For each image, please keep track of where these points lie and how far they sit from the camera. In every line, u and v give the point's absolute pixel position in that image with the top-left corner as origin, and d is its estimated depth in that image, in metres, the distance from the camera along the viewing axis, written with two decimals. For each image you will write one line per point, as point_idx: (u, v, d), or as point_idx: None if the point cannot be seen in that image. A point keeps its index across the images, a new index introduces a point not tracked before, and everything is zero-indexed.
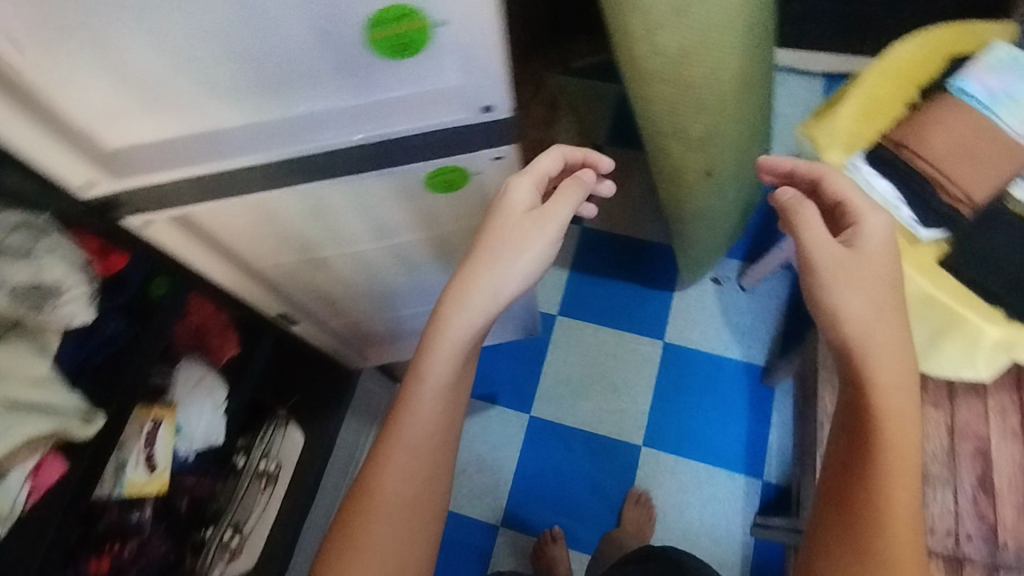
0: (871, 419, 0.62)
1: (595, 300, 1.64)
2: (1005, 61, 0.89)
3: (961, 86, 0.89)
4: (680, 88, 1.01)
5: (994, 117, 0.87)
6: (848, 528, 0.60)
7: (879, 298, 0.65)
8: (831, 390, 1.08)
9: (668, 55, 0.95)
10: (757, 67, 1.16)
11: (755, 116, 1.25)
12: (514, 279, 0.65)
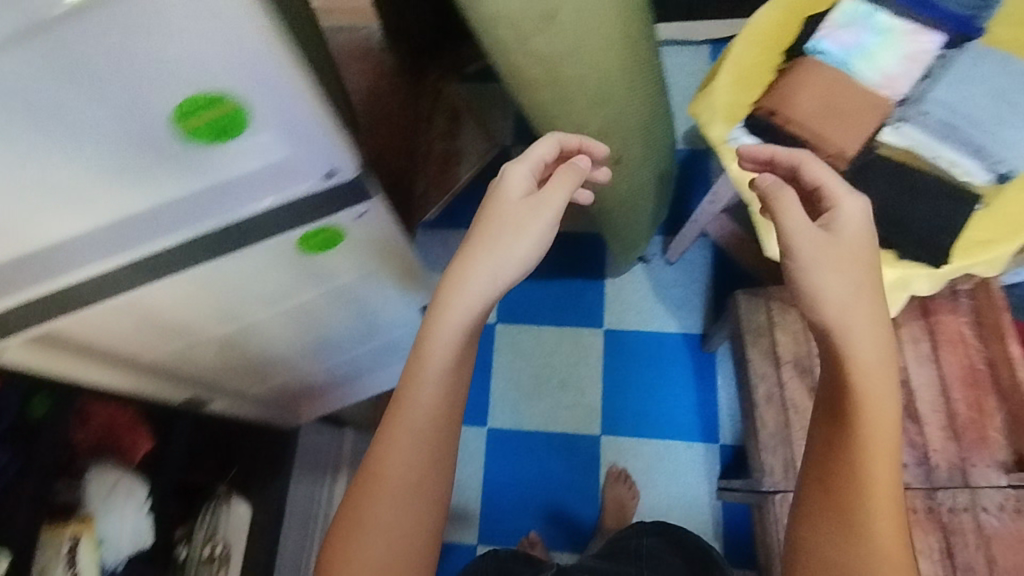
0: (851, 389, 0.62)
1: (530, 300, 1.65)
2: (852, 16, 0.93)
3: (817, 48, 0.93)
4: (565, 85, 0.99)
5: (851, 72, 0.91)
6: (831, 507, 0.60)
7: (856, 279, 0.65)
8: (760, 352, 1.12)
9: (546, 53, 0.93)
10: (654, 48, 1.13)
11: (660, 95, 1.23)
12: (514, 257, 0.70)
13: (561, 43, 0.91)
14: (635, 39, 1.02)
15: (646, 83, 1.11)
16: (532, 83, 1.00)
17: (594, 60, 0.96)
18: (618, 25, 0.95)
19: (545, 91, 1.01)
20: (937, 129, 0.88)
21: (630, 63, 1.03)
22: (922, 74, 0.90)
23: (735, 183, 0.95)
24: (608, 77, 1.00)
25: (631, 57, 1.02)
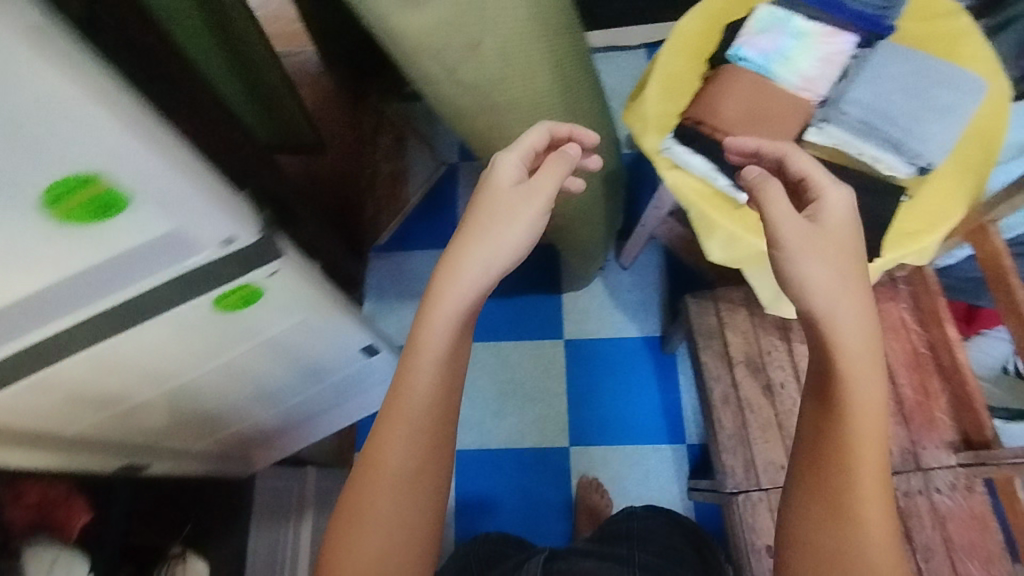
0: (837, 374, 0.61)
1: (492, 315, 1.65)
2: (769, 21, 0.95)
3: (738, 55, 0.94)
4: (505, 108, 0.92)
5: (772, 76, 0.93)
6: (819, 493, 0.59)
7: (842, 267, 0.65)
8: (713, 354, 1.13)
9: (481, 79, 0.86)
10: (587, 57, 1.09)
11: (600, 102, 1.18)
12: (506, 249, 0.68)
13: (497, 67, 0.84)
14: (573, 52, 0.96)
15: (587, 94, 1.07)
16: (468, 111, 0.93)
17: (535, 81, 0.90)
18: (555, 42, 0.89)
19: (483, 116, 0.94)
20: (858, 127, 0.87)
21: (571, 77, 0.97)
22: (837, 75, 0.92)
23: (672, 190, 0.97)
24: (550, 96, 0.94)
25: (571, 71, 0.97)
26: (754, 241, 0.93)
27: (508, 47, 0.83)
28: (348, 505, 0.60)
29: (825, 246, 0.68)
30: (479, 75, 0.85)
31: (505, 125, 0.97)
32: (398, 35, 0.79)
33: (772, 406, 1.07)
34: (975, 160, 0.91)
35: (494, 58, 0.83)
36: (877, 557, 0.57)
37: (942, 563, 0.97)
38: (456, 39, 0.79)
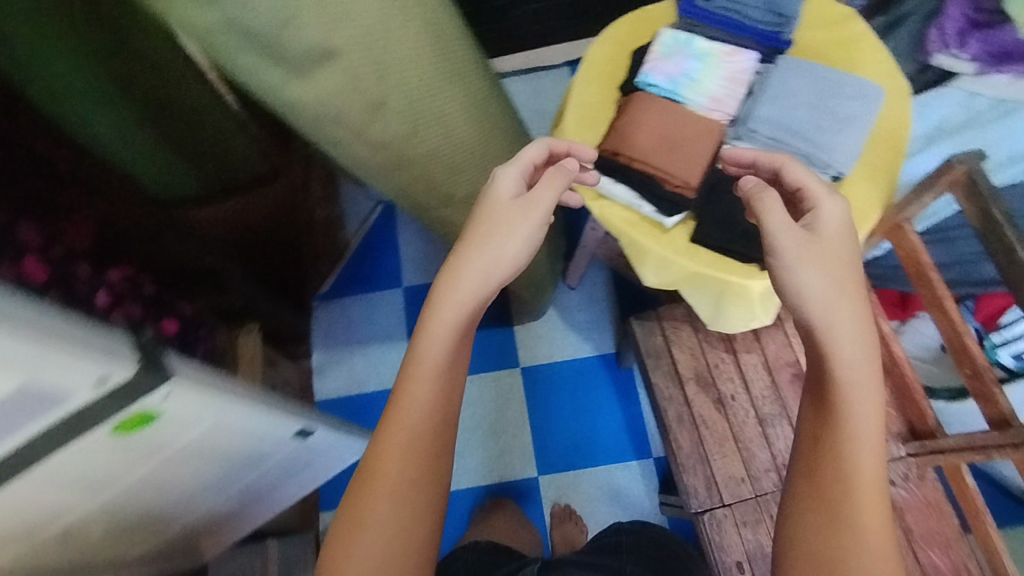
0: (836, 385, 0.61)
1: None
2: (672, 45, 0.96)
3: (645, 82, 0.95)
4: (422, 161, 0.84)
5: (681, 100, 0.94)
6: (818, 503, 0.59)
7: (840, 277, 0.66)
8: (664, 374, 1.12)
9: (392, 137, 0.76)
10: (498, 81, 1.01)
11: (515, 124, 1.12)
12: (505, 260, 0.67)
13: (406, 120, 0.75)
14: (481, 85, 0.89)
15: (503, 120, 1.00)
16: (381, 169, 0.82)
17: (448, 123, 0.82)
18: (460, 80, 0.82)
19: (401, 173, 0.85)
20: (768, 142, 0.89)
21: (484, 111, 0.90)
22: (743, 93, 0.93)
23: (601, 220, 0.97)
24: (466, 135, 0.87)
25: (483, 103, 0.90)
26: (685, 263, 0.94)
27: (415, 96, 0.74)
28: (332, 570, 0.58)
29: (822, 255, 0.68)
30: (389, 134, 0.75)
31: (423, 175, 0.87)
32: (288, 108, 0.67)
33: (725, 420, 1.08)
34: (884, 162, 0.94)
35: (402, 113, 0.74)
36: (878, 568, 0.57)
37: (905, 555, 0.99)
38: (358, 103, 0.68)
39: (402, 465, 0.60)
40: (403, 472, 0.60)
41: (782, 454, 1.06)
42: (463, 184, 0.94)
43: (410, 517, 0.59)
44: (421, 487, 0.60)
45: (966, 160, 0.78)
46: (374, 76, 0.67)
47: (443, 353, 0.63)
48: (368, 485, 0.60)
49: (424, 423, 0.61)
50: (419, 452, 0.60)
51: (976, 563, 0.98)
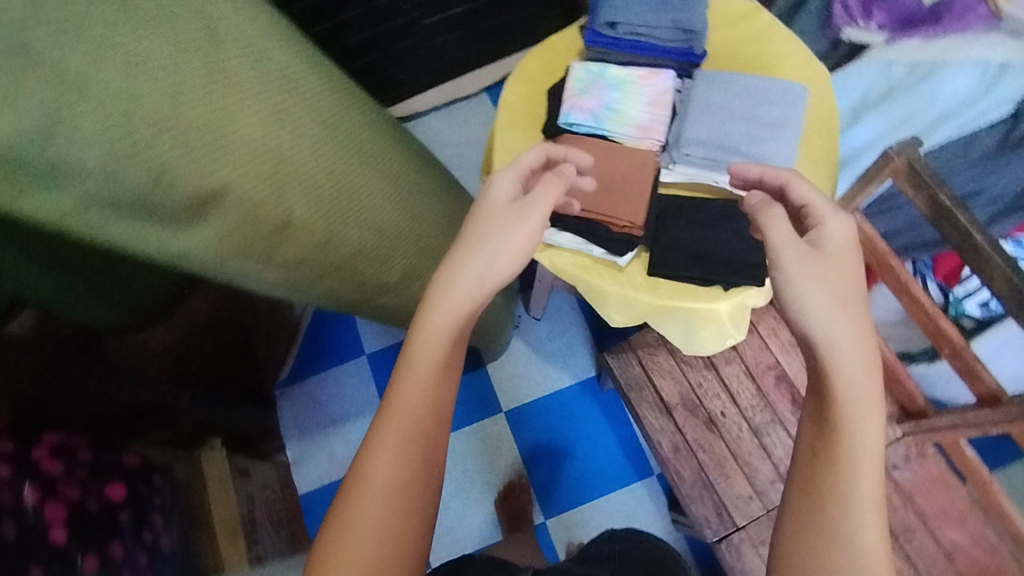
0: (837, 395, 0.59)
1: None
2: (587, 79, 0.92)
3: (568, 122, 0.91)
4: (344, 264, 0.76)
5: (608, 134, 0.90)
6: (817, 520, 0.56)
7: (841, 291, 0.64)
8: (650, 406, 1.08)
9: (305, 253, 0.68)
10: (405, 145, 0.93)
11: (436, 179, 1.04)
12: (501, 266, 0.66)
13: (316, 232, 0.68)
14: (386, 162, 0.82)
15: (420, 186, 0.92)
16: (302, 285, 0.74)
17: (361, 217, 0.75)
18: (360, 168, 0.74)
19: (324, 282, 0.76)
20: (705, 160, 0.87)
21: (396, 188, 0.83)
22: (669, 115, 0.90)
23: (553, 271, 0.93)
24: (384, 221, 0.80)
25: (394, 180, 0.83)
26: (648, 298, 0.90)
27: (318, 203, 0.67)
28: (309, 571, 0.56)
29: (826, 270, 0.65)
30: (299, 251, 0.67)
31: (351, 271, 0.79)
32: (180, 265, 0.58)
33: (720, 439, 1.05)
34: (822, 155, 0.93)
35: (310, 227, 0.66)
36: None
37: (924, 537, 0.98)
38: (259, 234, 0.60)
39: (390, 490, 0.57)
40: (393, 489, 0.57)
41: (783, 462, 1.03)
42: (394, 269, 0.87)
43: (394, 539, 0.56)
44: (407, 525, 0.57)
45: (903, 151, 0.77)
46: (268, 201, 0.60)
47: (440, 362, 0.61)
48: (354, 495, 0.57)
49: (412, 436, 0.59)
50: (412, 461, 0.58)
51: (993, 529, 0.98)
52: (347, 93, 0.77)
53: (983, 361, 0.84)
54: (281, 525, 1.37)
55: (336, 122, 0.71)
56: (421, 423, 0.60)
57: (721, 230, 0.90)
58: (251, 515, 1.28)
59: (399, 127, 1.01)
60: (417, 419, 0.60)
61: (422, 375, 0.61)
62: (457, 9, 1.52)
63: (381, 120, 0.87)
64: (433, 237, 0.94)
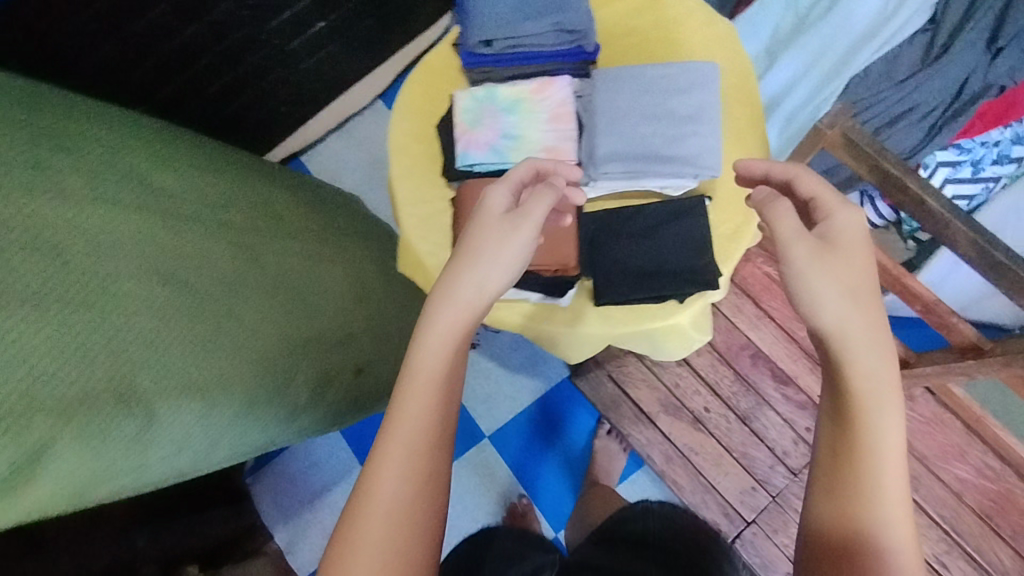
0: (851, 391, 0.49)
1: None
2: (476, 107, 0.81)
3: (466, 163, 0.80)
4: (245, 417, 0.69)
5: (514, 167, 0.80)
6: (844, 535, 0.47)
7: (853, 292, 0.52)
8: (632, 421, 1.02)
9: (190, 432, 0.62)
10: (283, 248, 0.86)
11: (333, 263, 0.95)
12: (503, 275, 0.58)
13: (190, 407, 0.62)
14: (250, 289, 0.75)
15: (305, 291, 0.85)
16: (207, 459, 0.67)
17: (235, 364, 0.69)
18: (214, 317, 0.69)
19: (235, 443, 0.70)
20: (628, 171, 0.76)
21: (270, 311, 0.77)
22: (576, 128, 0.80)
23: (494, 326, 0.84)
24: (267, 354, 0.74)
25: (265, 304, 0.77)
26: (601, 329, 0.83)
27: (175, 379, 0.61)
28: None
29: (839, 271, 0.52)
30: (181, 436, 0.61)
31: (260, 400, 0.71)
32: (41, 510, 0.52)
33: (710, 436, 1.00)
34: (748, 126, 0.84)
35: (178, 407, 0.61)
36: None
37: (930, 481, 0.96)
38: (111, 426, 0.54)
39: (388, 532, 0.49)
40: (393, 536, 0.49)
41: (778, 443, 0.99)
42: (303, 394, 0.79)
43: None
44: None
45: (835, 122, 0.69)
46: (99, 404, 0.54)
47: (441, 397, 0.53)
48: (348, 541, 0.49)
49: (413, 473, 0.51)
50: (411, 512, 0.50)
51: (994, 455, 0.96)
52: (188, 234, 0.71)
53: (959, 314, 0.79)
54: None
55: (172, 282, 0.65)
56: (425, 456, 0.51)
57: (662, 239, 0.81)
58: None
59: (281, 217, 0.92)
60: (421, 451, 0.52)
61: (424, 403, 0.53)
62: (319, 23, 1.30)
63: (247, 236, 0.80)
64: (334, 341, 0.87)
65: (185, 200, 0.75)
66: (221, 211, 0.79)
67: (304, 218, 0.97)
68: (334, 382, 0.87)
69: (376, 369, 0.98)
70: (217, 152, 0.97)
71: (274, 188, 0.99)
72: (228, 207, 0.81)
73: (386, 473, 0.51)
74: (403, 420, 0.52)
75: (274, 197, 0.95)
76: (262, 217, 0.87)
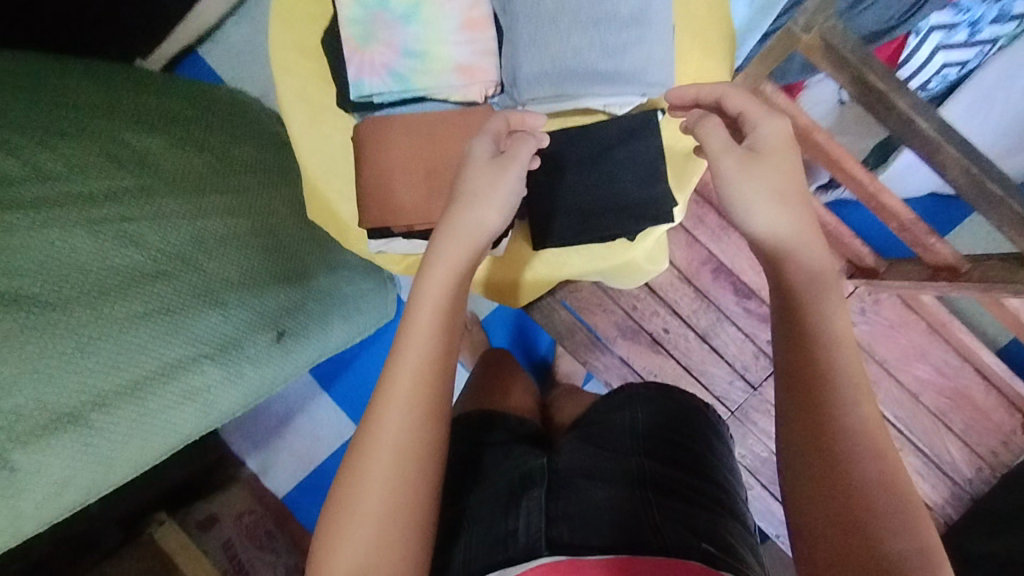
0: (802, 299, 0.48)
1: (352, 371, 1.35)
2: (365, 17, 0.63)
3: (361, 93, 0.65)
4: (145, 423, 0.62)
5: (421, 94, 0.65)
6: (827, 444, 0.44)
7: (778, 199, 0.50)
8: (589, 348, 0.97)
9: (73, 464, 0.56)
10: (166, 212, 0.71)
11: (234, 217, 0.81)
12: (498, 212, 0.56)
13: (64, 445, 0.55)
14: (123, 279, 0.63)
15: (200, 261, 0.73)
16: (106, 481, 0.62)
17: (137, 357, 0.62)
18: (77, 326, 0.57)
19: (136, 452, 0.63)
20: (560, 92, 0.63)
21: (157, 299, 0.65)
22: (494, 40, 0.64)
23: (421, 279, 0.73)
24: (167, 341, 0.65)
25: (151, 291, 0.65)
26: (538, 272, 0.74)
27: (31, 417, 0.53)
28: (327, 534, 0.47)
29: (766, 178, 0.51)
30: (61, 471, 0.55)
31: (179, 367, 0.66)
32: None
33: (670, 357, 0.96)
34: (710, 15, 0.68)
35: (47, 446, 0.54)
36: (888, 534, 0.40)
37: (888, 383, 0.95)
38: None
39: (393, 471, 0.48)
40: (397, 474, 0.47)
41: (739, 359, 0.95)
42: (215, 378, 0.70)
43: (407, 510, 0.47)
44: (401, 533, 0.47)
45: (812, 24, 0.55)
46: None
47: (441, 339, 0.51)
48: (351, 479, 0.48)
49: (421, 404, 0.49)
50: (413, 454, 0.48)
51: (956, 352, 0.94)
52: (13, 229, 0.56)
53: (938, 232, 0.72)
54: (278, 542, 1.31)
55: None
56: (431, 385, 0.50)
57: (609, 171, 0.69)
58: (234, 563, 1.19)
59: (162, 168, 0.76)
60: (428, 380, 0.50)
61: (426, 341, 0.51)
62: None
63: (114, 207, 0.66)
64: (252, 312, 0.76)
65: (13, 177, 0.59)
66: (68, 180, 0.63)
67: (191, 161, 0.81)
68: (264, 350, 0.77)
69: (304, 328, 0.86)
70: (69, 84, 0.78)
71: (152, 125, 0.81)
72: (86, 162, 0.67)
73: (390, 411, 0.49)
74: (405, 360, 0.50)
75: (152, 137, 0.78)
76: (132, 168, 0.72)
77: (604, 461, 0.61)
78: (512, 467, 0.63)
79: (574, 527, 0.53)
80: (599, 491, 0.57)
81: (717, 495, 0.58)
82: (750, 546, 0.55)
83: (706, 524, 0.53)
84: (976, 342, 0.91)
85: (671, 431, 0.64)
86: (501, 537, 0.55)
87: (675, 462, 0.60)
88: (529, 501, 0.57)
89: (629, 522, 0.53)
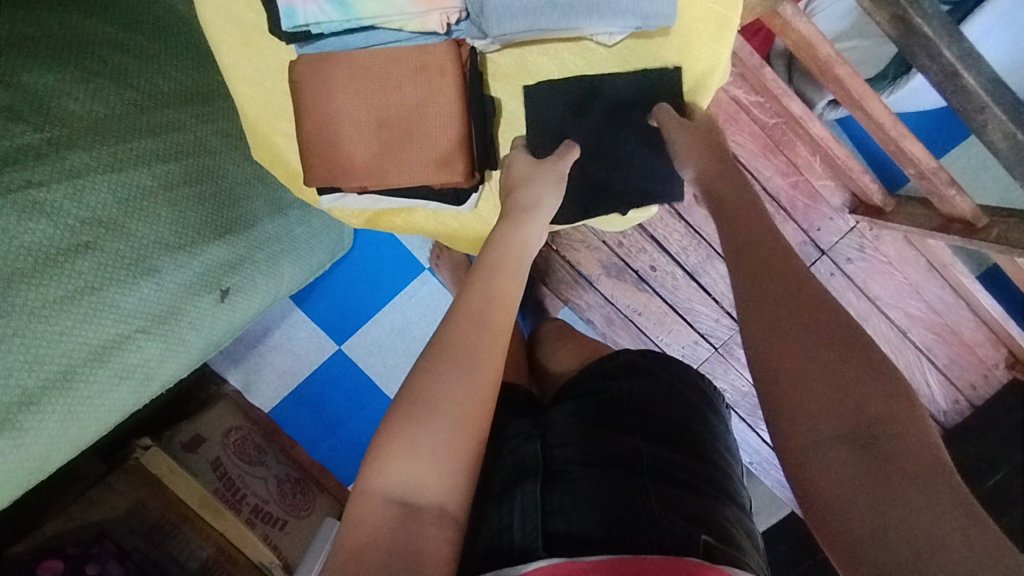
0: (764, 275, 0.47)
1: (327, 284, 1.15)
2: None
3: (292, 22, 0.55)
4: (79, 410, 0.60)
5: (368, 19, 0.55)
6: (824, 392, 0.41)
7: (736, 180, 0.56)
8: (574, 287, 0.93)
9: None
10: (79, 169, 0.60)
11: (163, 161, 0.69)
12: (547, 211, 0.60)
13: None
14: (30, 258, 0.56)
15: (128, 223, 0.64)
16: (44, 466, 0.61)
17: (57, 345, 0.58)
18: None
19: (72, 438, 0.62)
20: (533, 27, 0.55)
21: (72, 276, 0.58)
22: None
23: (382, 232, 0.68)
24: (89, 323, 0.60)
25: (66, 269, 0.58)
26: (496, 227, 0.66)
27: None
28: (379, 463, 0.45)
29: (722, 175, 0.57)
30: None
31: (110, 345, 0.62)
32: None
33: (656, 296, 0.92)
34: None
35: None
36: (883, 411, 0.40)
37: (879, 321, 0.92)
38: None
39: (452, 415, 0.47)
40: (475, 393, 0.48)
41: (726, 296, 0.91)
42: (154, 353, 0.66)
43: (462, 445, 0.46)
44: (466, 452, 0.47)
45: None
46: None
47: (503, 305, 0.53)
48: (425, 389, 0.47)
49: (475, 349, 0.49)
50: (488, 380, 0.48)
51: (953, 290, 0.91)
52: None
53: (956, 183, 0.69)
54: (269, 456, 1.12)
55: None
56: (479, 335, 0.50)
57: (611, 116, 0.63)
58: (225, 489, 1.02)
59: (84, 87, 0.64)
60: (480, 331, 0.50)
61: (483, 299, 0.52)
62: None
63: (13, 170, 0.56)
64: (188, 273, 0.69)
65: None
66: None
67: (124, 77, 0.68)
68: (209, 309, 0.72)
69: (254, 278, 0.78)
70: None
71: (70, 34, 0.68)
72: None
73: (472, 333, 0.50)
74: (464, 323, 0.50)
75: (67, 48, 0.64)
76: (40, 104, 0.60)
77: (600, 444, 0.58)
78: (508, 449, 0.61)
79: (571, 517, 0.51)
80: (594, 478, 0.54)
81: (716, 479, 0.57)
82: (746, 531, 0.54)
83: (706, 513, 0.52)
84: (973, 284, 0.87)
85: (667, 409, 0.61)
86: (497, 530, 0.52)
87: (675, 445, 0.58)
88: (522, 490, 0.54)
89: (624, 514, 0.50)
